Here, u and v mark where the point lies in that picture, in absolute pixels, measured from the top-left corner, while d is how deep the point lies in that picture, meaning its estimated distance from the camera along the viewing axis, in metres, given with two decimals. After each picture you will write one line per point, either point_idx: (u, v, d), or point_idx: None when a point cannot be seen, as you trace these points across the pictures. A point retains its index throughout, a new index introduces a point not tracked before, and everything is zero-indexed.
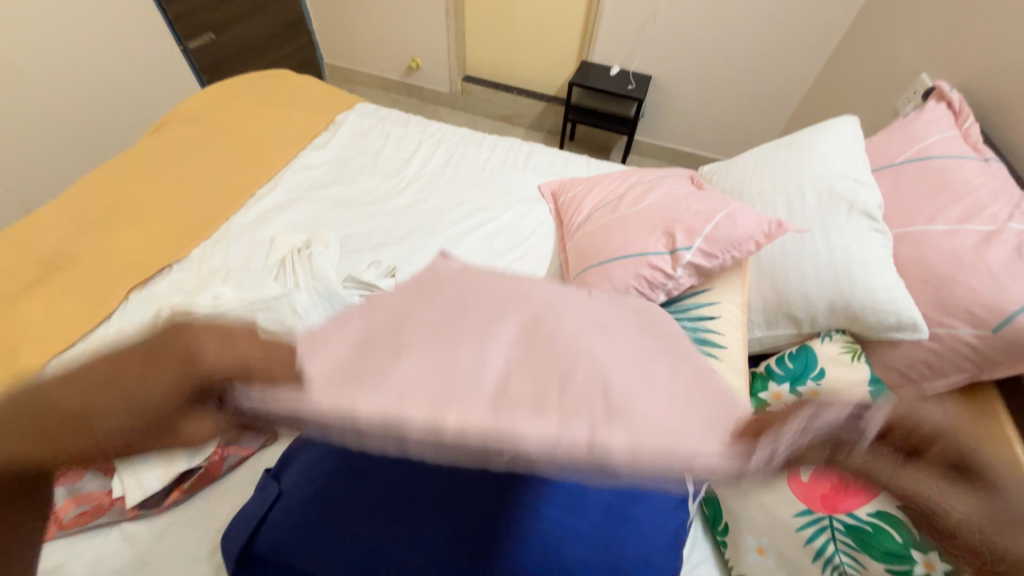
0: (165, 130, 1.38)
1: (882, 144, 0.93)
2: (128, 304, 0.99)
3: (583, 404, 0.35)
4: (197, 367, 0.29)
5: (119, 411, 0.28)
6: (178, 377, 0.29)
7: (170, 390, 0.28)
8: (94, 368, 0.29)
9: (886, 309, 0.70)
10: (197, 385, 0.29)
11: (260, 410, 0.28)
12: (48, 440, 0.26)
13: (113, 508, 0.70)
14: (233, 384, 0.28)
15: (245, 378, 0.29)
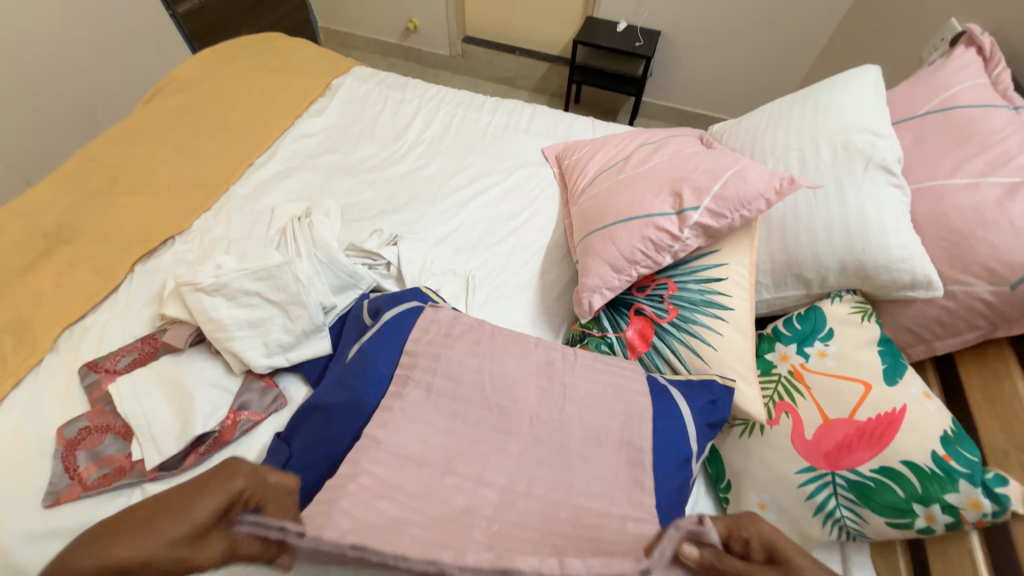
0: (158, 99, 1.34)
1: (904, 95, 0.88)
2: (133, 276, 0.99)
3: (507, 529, 0.49)
4: (224, 497, 0.41)
5: (159, 544, 0.38)
6: (211, 505, 0.41)
7: (203, 518, 0.40)
8: (156, 501, 0.40)
9: (900, 267, 0.69)
10: (222, 511, 0.41)
11: (267, 529, 0.41)
12: (112, 555, 0.38)
13: (134, 470, 0.75)
14: (251, 505, 0.42)
15: (255, 501, 0.42)
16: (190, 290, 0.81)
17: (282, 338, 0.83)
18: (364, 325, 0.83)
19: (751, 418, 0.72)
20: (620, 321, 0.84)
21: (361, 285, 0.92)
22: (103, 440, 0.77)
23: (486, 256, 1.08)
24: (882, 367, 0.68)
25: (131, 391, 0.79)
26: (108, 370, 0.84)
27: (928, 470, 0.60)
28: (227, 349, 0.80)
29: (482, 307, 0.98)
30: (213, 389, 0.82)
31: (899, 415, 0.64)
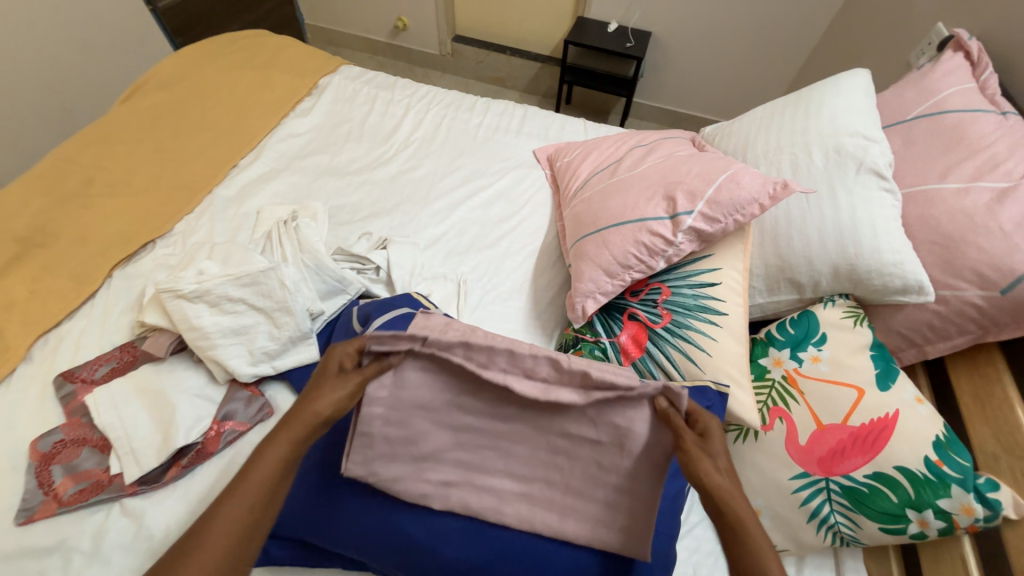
0: (137, 98, 1.30)
1: (893, 99, 0.89)
2: (111, 282, 0.96)
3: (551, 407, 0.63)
4: (338, 354, 0.61)
5: (325, 387, 0.57)
6: (335, 363, 0.60)
7: (337, 369, 0.59)
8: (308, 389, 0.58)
9: (892, 272, 0.69)
10: (345, 359, 0.60)
11: (384, 341, 0.60)
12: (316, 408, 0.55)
13: (113, 484, 0.72)
14: (360, 344, 0.61)
15: (360, 342, 0.61)
16: (171, 296, 0.78)
17: (268, 345, 0.81)
18: (354, 332, 0.81)
19: (745, 423, 0.71)
20: (614, 326, 0.83)
21: (349, 290, 0.90)
22: (79, 453, 0.74)
23: (478, 260, 1.06)
24: (874, 372, 0.68)
25: (109, 402, 0.76)
26: (84, 380, 0.80)
27: (921, 475, 0.60)
28: (210, 357, 0.78)
29: (474, 312, 0.97)
30: (196, 399, 0.79)
31: (892, 421, 0.64)
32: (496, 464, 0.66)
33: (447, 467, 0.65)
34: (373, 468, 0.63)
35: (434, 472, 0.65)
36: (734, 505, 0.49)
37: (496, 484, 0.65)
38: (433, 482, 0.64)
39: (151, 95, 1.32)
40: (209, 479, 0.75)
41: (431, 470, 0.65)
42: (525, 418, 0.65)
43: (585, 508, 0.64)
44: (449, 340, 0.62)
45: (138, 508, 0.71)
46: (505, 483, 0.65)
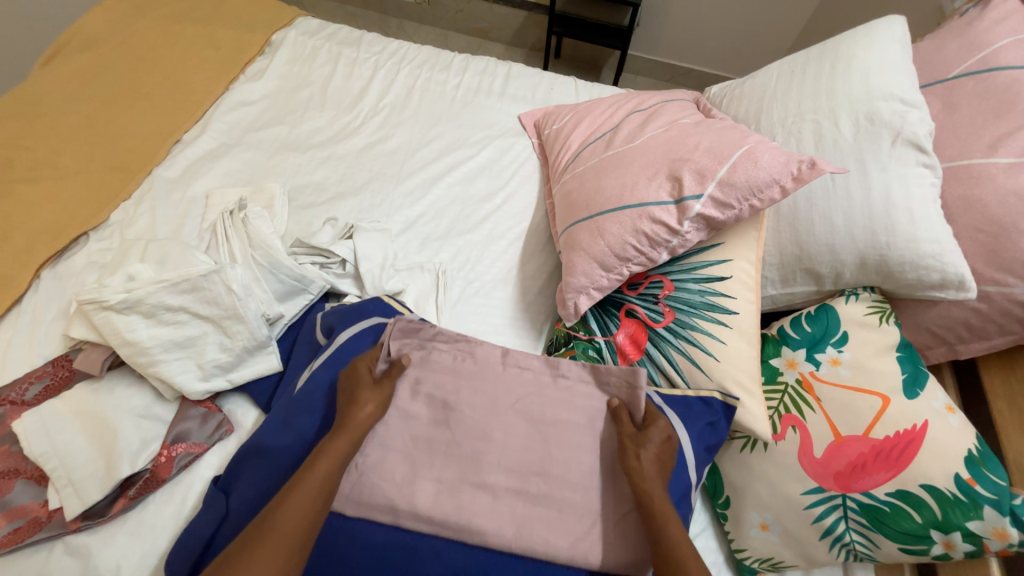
0: (57, 61, 1.12)
1: (932, 52, 0.76)
2: (39, 285, 0.84)
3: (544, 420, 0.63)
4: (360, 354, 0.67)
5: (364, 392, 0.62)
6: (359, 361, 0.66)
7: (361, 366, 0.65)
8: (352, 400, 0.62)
9: (929, 264, 0.60)
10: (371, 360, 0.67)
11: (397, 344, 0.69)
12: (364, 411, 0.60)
13: (52, 521, 0.64)
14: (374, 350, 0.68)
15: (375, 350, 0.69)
16: (97, 308, 0.68)
17: (220, 358, 0.72)
18: (317, 345, 0.74)
19: (754, 434, 0.65)
20: (610, 324, 0.75)
21: (311, 289, 0.80)
22: (12, 486, 0.65)
23: (459, 246, 0.95)
24: (902, 377, 0.61)
25: (41, 430, 0.66)
26: (14, 402, 0.70)
27: (950, 495, 0.54)
28: (154, 375, 0.68)
29: (455, 308, 0.87)
30: (142, 420, 0.70)
31: (920, 433, 0.57)
32: (490, 456, 0.61)
33: (439, 465, 0.61)
34: (364, 449, 0.61)
35: (426, 470, 0.60)
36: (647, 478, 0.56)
37: (491, 481, 0.59)
38: (425, 476, 0.60)
39: (75, 56, 1.13)
40: (163, 508, 0.68)
41: (423, 467, 0.60)
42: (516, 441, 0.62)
43: (584, 505, 0.59)
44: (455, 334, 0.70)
45: (85, 545, 0.64)
46: (500, 479, 0.60)
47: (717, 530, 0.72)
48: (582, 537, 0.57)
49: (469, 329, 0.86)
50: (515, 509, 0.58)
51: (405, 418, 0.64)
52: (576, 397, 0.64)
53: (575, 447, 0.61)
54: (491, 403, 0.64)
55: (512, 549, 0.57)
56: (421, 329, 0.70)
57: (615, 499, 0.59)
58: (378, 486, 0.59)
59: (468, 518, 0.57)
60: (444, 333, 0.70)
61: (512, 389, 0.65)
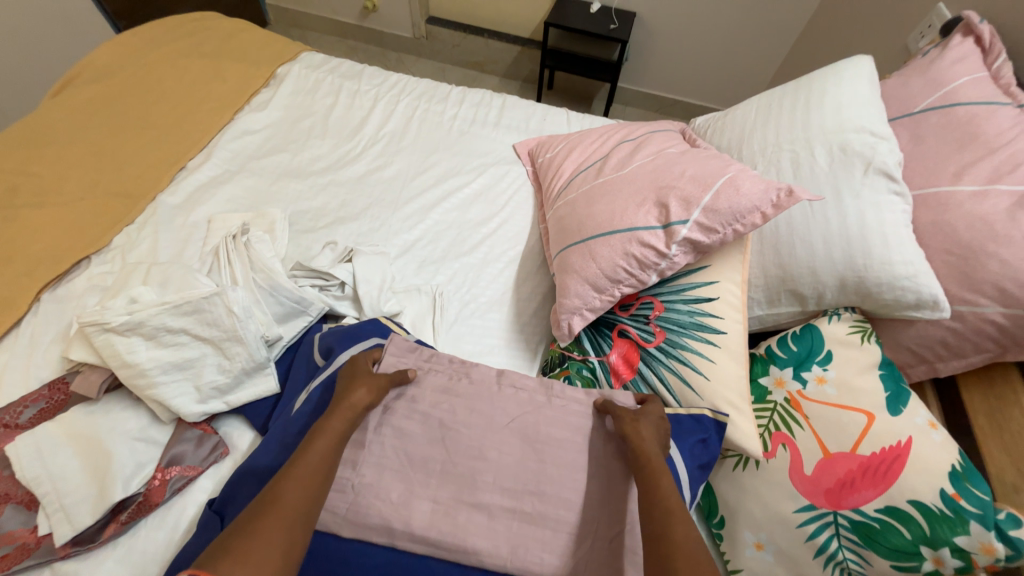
0: (68, 92, 1.16)
1: (898, 88, 0.82)
2: (39, 307, 0.85)
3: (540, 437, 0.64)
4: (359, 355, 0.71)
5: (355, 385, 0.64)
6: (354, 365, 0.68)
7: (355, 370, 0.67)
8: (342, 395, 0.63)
9: (905, 285, 0.63)
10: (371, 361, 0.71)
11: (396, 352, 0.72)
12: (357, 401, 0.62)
13: (41, 547, 0.63)
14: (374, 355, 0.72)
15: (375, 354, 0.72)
16: (97, 330, 0.68)
17: (218, 379, 0.72)
18: (315, 366, 0.75)
19: (746, 452, 0.66)
20: (603, 343, 0.78)
21: (310, 311, 0.81)
22: (1, 512, 0.64)
23: (455, 268, 0.98)
24: (885, 395, 0.63)
25: (34, 454, 0.65)
26: (8, 425, 0.70)
27: (936, 510, 0.54)
28: (151, 397, 0.69)
29: (451, 329, 0.89)
30: (137, 443, 0.70)
31: (904, 449, 0.58)
32: (486, 475, 0.61)
33: (435, 484, 0.61)
34: (360, 470, 0.61)
35: (423, 490, 0.61)
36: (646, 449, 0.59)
37: (486, 500, 0.60)
38: (421, 496, 0.60)
39: (86, 88, 1.18)
40: (154, 534, 0.67)
41: (419, 487, 0.61)
42: (511, 465, 0.62)
43: (579, 523, 0.59)
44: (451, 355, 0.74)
45: (73, 572, 0.63)
46: (495, 498, 0.60)
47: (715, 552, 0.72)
48: (577, 556, 0.57)
49: (464, 350, 0.87)
50: (510, 528, 0.59)
51: (403, 437, 0.64)
52: (569, 415, 0.66)
53: (570, 465, 0.62)
54: (487, 419, 0.65)
55: (507, 569, 0.57)
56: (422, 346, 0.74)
57: (609, 518, 0.59)
58: (374, 505, 0.59)
59: (463, 538, 0.57)
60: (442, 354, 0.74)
61: (507, 407, 0.66)
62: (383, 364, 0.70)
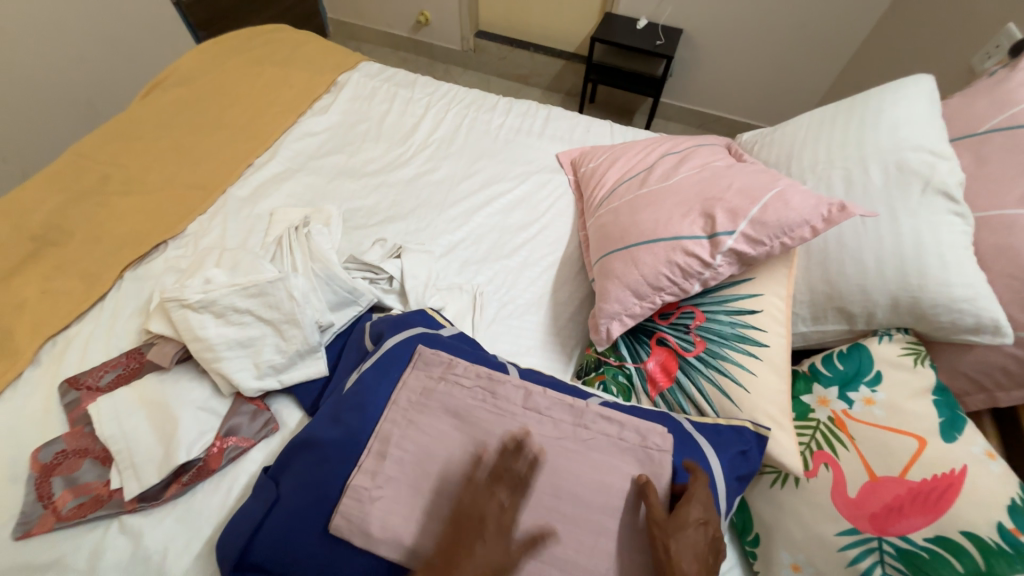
0: (156, 94, 1.28)
1: (964, 106, 0.79)
2: (122, 284, 0.94)
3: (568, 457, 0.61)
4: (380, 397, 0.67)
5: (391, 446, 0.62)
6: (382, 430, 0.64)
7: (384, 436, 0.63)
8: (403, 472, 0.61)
9: (962, 308, 0.61)
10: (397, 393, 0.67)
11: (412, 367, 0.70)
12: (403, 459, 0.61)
13: (112, 500, 0.69)
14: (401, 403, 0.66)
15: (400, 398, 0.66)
16: (177, 305, 0.76)
17: (275, 359, 0.78)
18: (365, 350, 0.79)
19: (785, 468, 0.65)
20: (641, 351, 0.78)
21: (360, 301, 0.86)
22: (81, 464, 0.71)
23: (495, 270, 1.01)
24: (938, 420, 0.60)
25: (112, 413, 0.72)
26: (90, 387, 0.78)
27: (993, 544, 0.52)
28: (215, 370, 0.75)
29: (489, 327, 0.92)
30: (200, 412, 0.75)
31: (959, 478, 0.56)
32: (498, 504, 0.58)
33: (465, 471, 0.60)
34: (378, 481, 0.60)
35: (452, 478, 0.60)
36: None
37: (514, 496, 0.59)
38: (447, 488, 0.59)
39: (170, 90, 1.30)
40: (209, 499, 0.72)
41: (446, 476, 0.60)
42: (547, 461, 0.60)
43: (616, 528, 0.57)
44: (476, 369, 0.69)
45: (137, 526, 0.68)
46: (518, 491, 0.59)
47: (746, 568, 0.71)
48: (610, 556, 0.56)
49: (500, 351, 0.90)
50: None
51: (422, 430, 0.63)
52: (596, 451, 0.62)
53: (610, 452, 0.62)
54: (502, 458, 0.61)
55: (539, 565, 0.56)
56: (455, 361, 0.70)
57: (626, 565, 0.56)
58: (388, 516, 0.58)
59: None
60: (470, 366, 0.69)
61: (527, 437, 0.62)
62: (414, 392, 0.67)
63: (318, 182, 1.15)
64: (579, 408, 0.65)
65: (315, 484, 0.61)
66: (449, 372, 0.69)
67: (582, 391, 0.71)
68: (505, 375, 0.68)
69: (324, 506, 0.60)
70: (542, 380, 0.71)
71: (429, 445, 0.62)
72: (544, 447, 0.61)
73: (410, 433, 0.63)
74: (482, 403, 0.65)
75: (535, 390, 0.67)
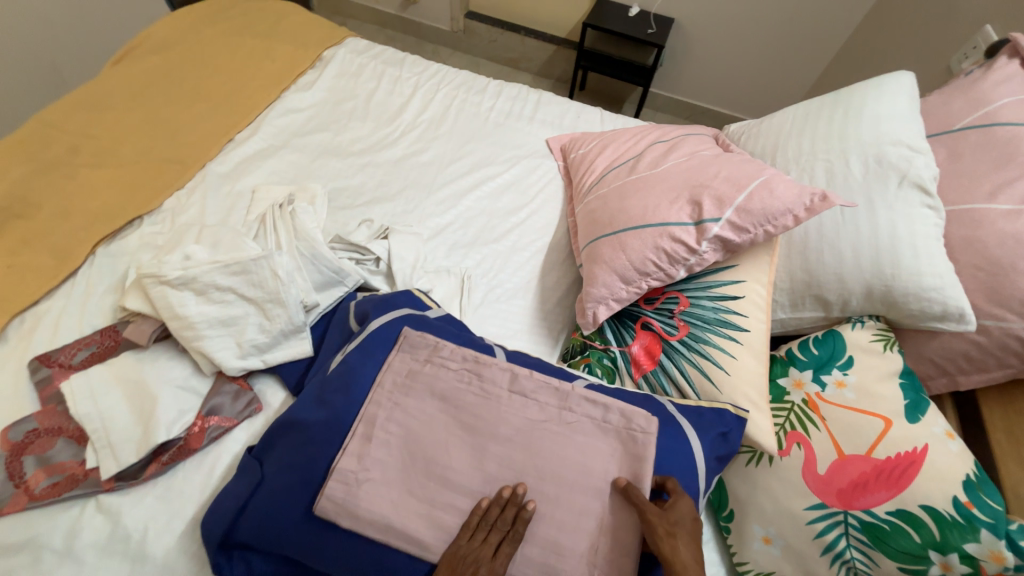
0: (127, 62, 1.22)
1: (941, 103, 0.82)
2: (94, 259, 0.90)
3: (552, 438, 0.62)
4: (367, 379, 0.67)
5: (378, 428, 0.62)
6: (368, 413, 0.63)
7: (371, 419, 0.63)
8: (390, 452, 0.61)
9: (931, 297, 0.64)
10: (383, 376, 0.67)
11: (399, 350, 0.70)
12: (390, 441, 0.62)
13: (88, 479, 0.67)
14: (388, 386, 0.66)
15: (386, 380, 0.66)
16: (155, 282, 0.74)
17: (258, 338, 0.76)
18: (351, 331, 0.78)
19: (760, 447, 0.68)
20: (626, 334, 0.80)
21: (346, 282, 0.85)
22: (53, 443, 0.69)
23: (483, 254, 1.01)
24: (904, 403, 0.64)
25: (86, 391, 0.70)
26: (62, 365, 0.75)
27: (948, 516, 0.55)
28: (196, 349, 0.73)
29: (476, 310, 0.92)
30: (180, 391, 0.74)
31: (920, 456, 0.59)
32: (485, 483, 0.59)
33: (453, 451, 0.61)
34: (366, 463, 0.60)
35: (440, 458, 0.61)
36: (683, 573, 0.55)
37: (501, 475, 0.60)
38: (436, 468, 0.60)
39: (142, 58, 1.23)
40: (191, 478, 0.71)
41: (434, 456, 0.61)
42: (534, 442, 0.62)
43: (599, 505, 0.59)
44: (462, 351, 0.69)
45: (115, 505, 0.67)
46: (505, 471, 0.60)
47: (720, 543, 0.74)
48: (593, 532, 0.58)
49: (487, 334, 0.90)
50: None
51: (408, 413, 0.64)
52: (581, 433, 0.63)
53: (594, 433, 0.63)
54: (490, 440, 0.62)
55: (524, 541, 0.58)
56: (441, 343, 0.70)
57: (608, 541, 0.58)
58: (376, 497, 0.59)
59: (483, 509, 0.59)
60: (456, 349, 0.69)
61: (514, 419, 0.63)
62: (401, 374, 0.67)
63: (302, 160, 1.12)
64: (564, 391, 0.66)
65: (300, 463, 0.61)
66: (436, 354, 0.69)
67: (568, 374, 0.72)
68: (492, 357, 0.68)
69: (311, 484, 0.60)
70: (529, 363, 0.72)
71: (415, 428, 0.63)
72: (530, 429, 0.63)
73: (397, 415, 0.63)
74: (469, 385, 0.66)
75: (522, 373, 0.67)
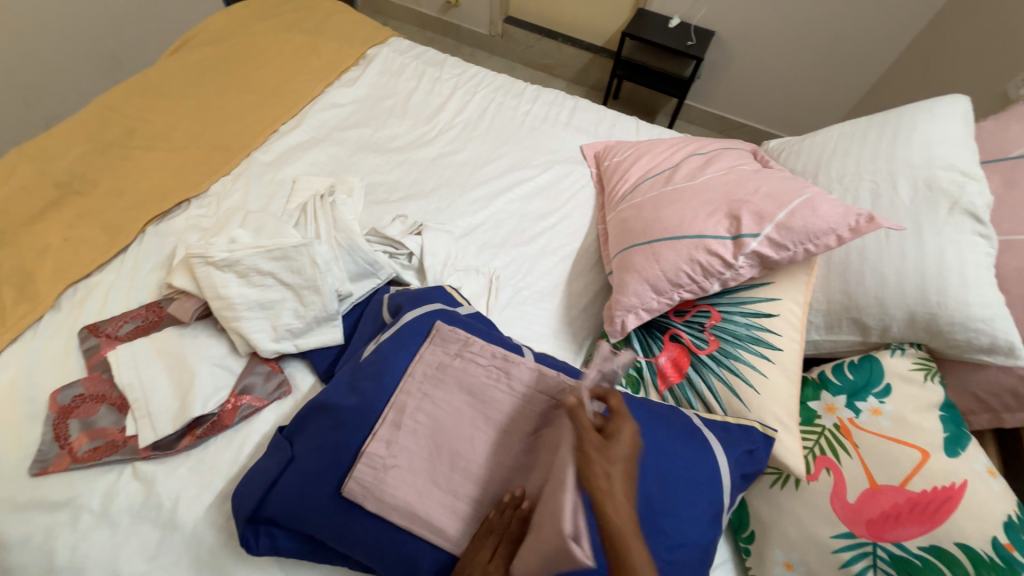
0: (183, 52, 1.28)
1: (999, 128, 0.79)
2: (143, 238, 0.94)
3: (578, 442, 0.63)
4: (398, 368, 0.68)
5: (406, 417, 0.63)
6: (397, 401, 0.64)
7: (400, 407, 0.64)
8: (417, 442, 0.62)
9: (979, 327, 0.62)
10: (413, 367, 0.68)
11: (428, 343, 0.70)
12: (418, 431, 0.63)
13: (126, 446, 0.70)
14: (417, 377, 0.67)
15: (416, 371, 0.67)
16: (201, 262, 0.77)
17: (293, 323, 0.79)
18: (383, 322, 0.80)
19: (787, 470, 0.67)
20: (653, 345, 0.79)
21: (380, 274, 0.87)
22: (97, 409, 0.72)
23: (513, 256, 1.02)
24: (943, 435, 0.61)
25: (131, 362, 0.73)
26: (109, 336, 0.79)
27: (985, 557, 0.53)
28: (234, 328, 0.76)
29: (503, 310, 0.93)
30: (216, 368, 0.77)
31: (958, 492, 0.57)
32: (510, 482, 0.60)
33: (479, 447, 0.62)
34: (393, 451, 0.61)
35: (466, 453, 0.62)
36: (606, 503, 0.47)
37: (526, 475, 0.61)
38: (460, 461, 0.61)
39: (197, 49, 1.29)
40: (220, 453, 0.73)
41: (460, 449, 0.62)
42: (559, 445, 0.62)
43: None
44: (492, 348, 0.69)
45: (149, 473, 0.70)
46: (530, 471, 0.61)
47: (738, 564, 0.73)
48: None
49: (513, 334, 0.91)
50: None
51: (436, 404, 0.65)
52: None
53: None
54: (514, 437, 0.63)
55: None
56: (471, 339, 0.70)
57: None
58: (401, 486, 0.60)
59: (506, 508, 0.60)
60: (486, 345, 0.70)
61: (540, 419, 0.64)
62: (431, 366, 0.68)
63: (341, 153, 1.15)
64: None
65: (329, 447, 0.63)
66: (466, 349, 0.70)
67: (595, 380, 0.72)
68: (520, 356, 0.69)
69: (339, 468, 0.62)
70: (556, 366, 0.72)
71: (443, 419, 0.64)
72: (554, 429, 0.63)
73: (424, 406, 0.64)
74: (497, 382, 0.67)
75: (549, 373, 0.67)
